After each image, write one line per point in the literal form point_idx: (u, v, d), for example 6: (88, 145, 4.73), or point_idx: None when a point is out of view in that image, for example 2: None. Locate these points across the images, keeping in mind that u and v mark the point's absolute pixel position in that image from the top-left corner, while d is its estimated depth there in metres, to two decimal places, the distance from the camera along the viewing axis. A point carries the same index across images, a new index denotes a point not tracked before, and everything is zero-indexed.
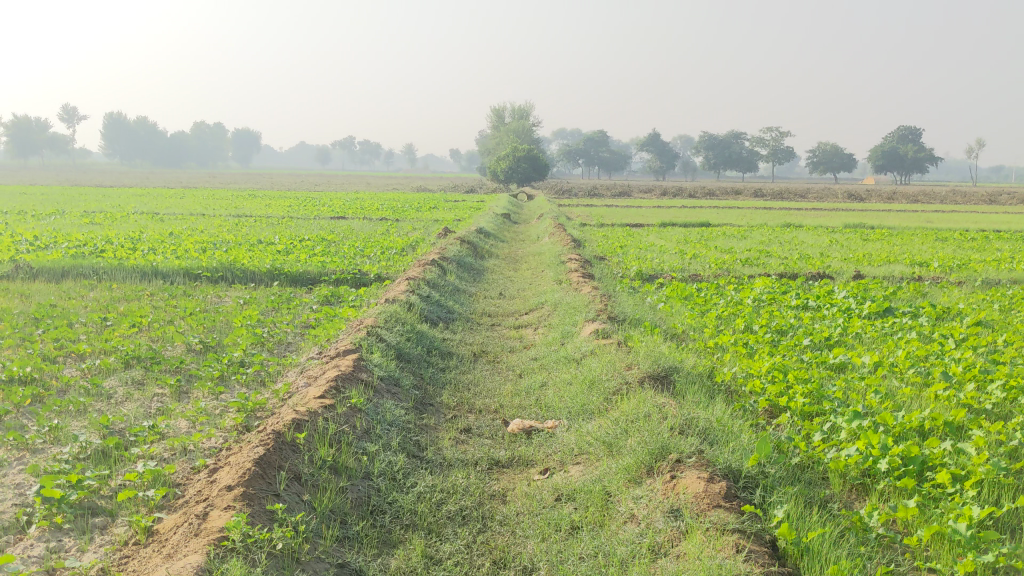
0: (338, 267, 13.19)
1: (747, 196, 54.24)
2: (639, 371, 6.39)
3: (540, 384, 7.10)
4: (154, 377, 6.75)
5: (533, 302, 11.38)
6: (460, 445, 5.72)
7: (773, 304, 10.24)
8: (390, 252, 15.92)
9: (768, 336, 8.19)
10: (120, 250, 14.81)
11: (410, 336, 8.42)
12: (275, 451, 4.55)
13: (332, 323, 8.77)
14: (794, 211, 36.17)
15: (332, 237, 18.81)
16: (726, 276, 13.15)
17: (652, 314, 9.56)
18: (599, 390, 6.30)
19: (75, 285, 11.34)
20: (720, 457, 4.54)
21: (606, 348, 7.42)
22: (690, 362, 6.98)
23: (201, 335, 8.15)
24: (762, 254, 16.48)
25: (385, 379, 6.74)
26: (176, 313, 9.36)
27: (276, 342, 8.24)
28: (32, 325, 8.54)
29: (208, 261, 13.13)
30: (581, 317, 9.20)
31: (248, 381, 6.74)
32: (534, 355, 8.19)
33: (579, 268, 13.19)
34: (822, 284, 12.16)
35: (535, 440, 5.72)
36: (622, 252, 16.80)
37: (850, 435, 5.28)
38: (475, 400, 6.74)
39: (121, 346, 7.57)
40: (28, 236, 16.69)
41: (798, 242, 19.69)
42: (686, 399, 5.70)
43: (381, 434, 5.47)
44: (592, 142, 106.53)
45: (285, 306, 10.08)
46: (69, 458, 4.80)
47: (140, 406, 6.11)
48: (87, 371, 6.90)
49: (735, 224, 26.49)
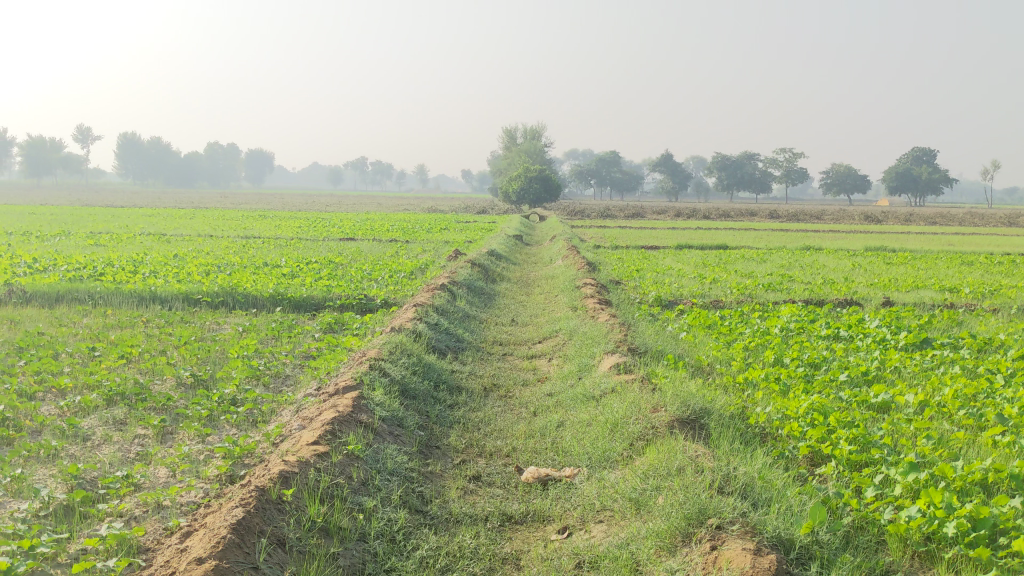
0: (344, 292, 12.66)
1: (762, 217, 53.61)
2: (667, 414, 5.82)
3: (557, 424, 6.52)
4: (137, 416, 6.20)
5: (546, 329, 10.84)
6: (468, 496, 5.15)
7: (803, 334, 9.64)
8: (399, 276, 15.38)
9: (801, 370, 7.59)
10: (121, 273, 14.33)
11: (416, 369, 7.85)
12: (256, 513, 3.99)
13: (334, 354, 8.22)
14: (812, 233, 35.50)
15: (340, 259, 18.31)
16: (749, 302, 12.55)
17: (675, 345, 8.97)
18: (623, 435, 5.72)
19: (68, 311, 10.85)
20: (765, 523, 3.97)
21: (628, 386, 6.84)
22: (720, 403, 6.40)
23: (193, 368, 7.61)
24: (784, 278, 15.91)
25: (387, 420, 6.17)
26: (170, 342, 8.82)
27: (273, 375, 7.69)
28: (14, 355, 8.00)
29: (209, 285, 12.60)
30: (600, 348, 8.63)
31: (238, 420, 6.18)
32: (549, 390, 7.62)
33: (595, 294, 12.62)
34: (851, 311, 11.54)
35: (552, 491, 5.14)
36: (638, 275, 16.25)
37: (906, 491, 4.70)
38: (486, 443, 6.17)
39: (105, 380, 7.03)
40: (27, 258, 16.24)
41: (820, 265, 19.09)
42: (723, 449, 5.12)
43: (380, 486, 4.92)
44: (604, 163, 106.17)
45: (286, 334, 9.53)
46: (26, 516, 4.25)
47: (119, 450, 5.56)
48: (66, 410, 6.35)
49: (753, 246, 25.84)
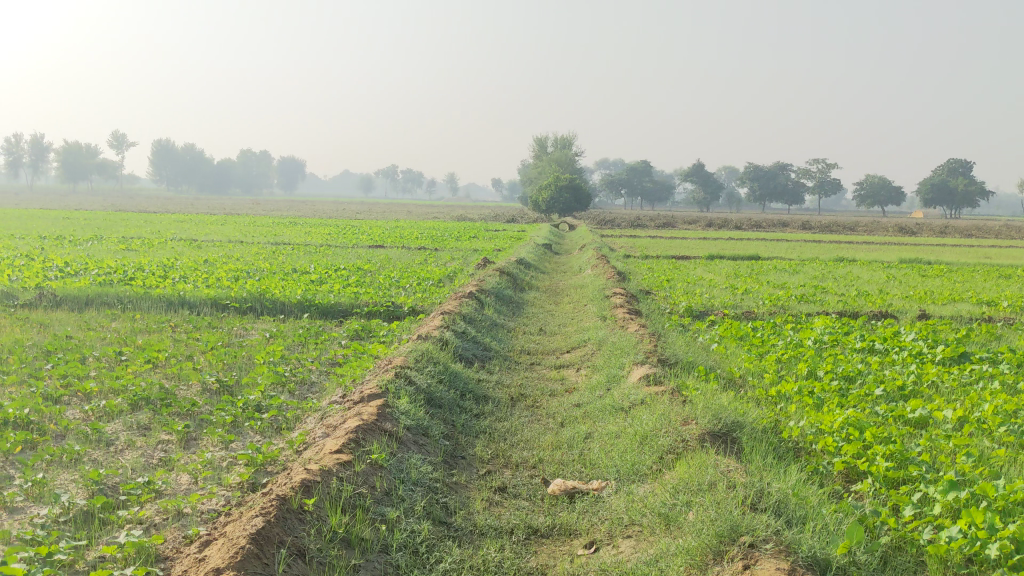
0: (372, 299, 12.61)
1: (794, 228, 53.23)
2: (698, 427, 5.69)
3: (584, 436, 6.40)
4: (162, 421, 6.16)
5: (575, 339, 10.71)
6: (493, 508, 5.04)
7: (837, 347, 9.45)
8: (427, 284, 15.32)
9: (835, 384, 7.41)
10: (150, 278, 14.39)
11: (442, 378, 7.76)
12: (276, 523, 3.92)
13: (360, 362, 8.15)
14: (845, 244, 35.07)
15: (368, 266, 18.31)
16: (782, 314, 12.36)
17: (706, 357, 8.82)
18: (653, 447, 5.59)
19: (97, 315, 10.88)
20: (800, 541, 3.83)
21: (658, 398, 6.70)
22: (752, 416, 6.25)
23: (218, 373, 7.57)
24: (818, 290, 15.68)
25: (412, 428, 6.09)
26: (197, 347, 8.80)
27: (299, 382, 7.63)
28: (42, 358, 8.01)
29: (238, 290, 12.59)
30: (629, 358, 8.49)
31: (262, 427, 6.12)
32: (577, 401, 7.50)
33: (624, 303, 12.48)
34: (885, 324, 11.32)
35: (579, 504, 5.01)
36: (669, 286, 16.08)
37: (945, 510, 4.53)
38: (512, 453, 6.06)
39: (130, 385, 7.00)
40: (59, 262, 16.36)
41: (854, 277, 18.81)
42: (756, 464, 4.98)
43: (403, 496, 4.84)
44: (635, 173, 105.84)
45: (313, 340, 9.49)
46: (45, 522, 4.20)
47: (141, 456, 5.51)
48: (91, 415, 6.32)
49: (786, 257, 25.54)
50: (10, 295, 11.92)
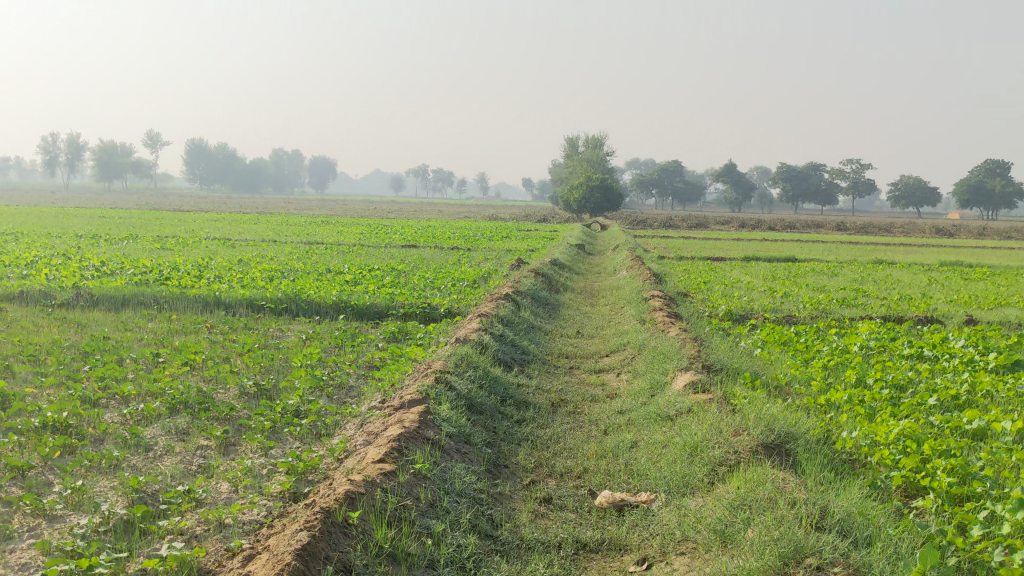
0: (408, 300, 12.50)
1: (829, 229, 52.62)
2: (749, 439, 5.52)
3: (630, 444, 6.23)
4: (200, 427, 6.08)
5: (614, 342, 10.53)
6: (540, 520, 4.89)
7: (884, 353, 9.20)
8: (462, 285, 15.21)
9: (887, 392, 7.17)
10: (186, 278, 14.37)
11: (482, 384, 7.62)
12: (321, 538, 3.80)
13: (398, 366, 8.03)
14: (882, 246, 34.54)
15: (402, 266, 18.21)
16: (824, 318, 12.09)
17: (750, 363, 8.61)
18: (703, 460, 5.43)
19: (134, 315, 10.85)
20: (870, 564, 3.68)
21: (706, 406, 6.51)
22: (804, 426, 6.04)
23: (256, 377, 7.48)
24: (859, 293, 15.38)
25: (454, 436, 5.96)
26: (234, 349, 8.72)
27: (337, 386, 7.52)
28: (80, 360, 7.96)
29: (273, 291, 12.52)
30: (672, 364, 8.30)
31: (301, 433, 6.00)
32: (620, 408, 7.32)
33: (663, 307, 12.27)
34: (932, 329, 11.03)
35: (629, 518, 4.84)
36: (707, 288, 15.85)
37: (1016, 530, 4.30)
38: (556, 462, 5.91)
39: (168, 388, 6.92)
40: (96, 261, 16.39)
41: (894, 280, 18.49)
42: (814, 482, 4.80)
43: (448, 508, 4.70)
44: (666, 172, 105.26)
45: (350, 343, 9.38)
46: (86, 532, 4.10)
47: (180, 462, 5.42)
48: (129, 419, 6.25)
49: (824, 259, 25.16)
50: (48, 295, 11.92)
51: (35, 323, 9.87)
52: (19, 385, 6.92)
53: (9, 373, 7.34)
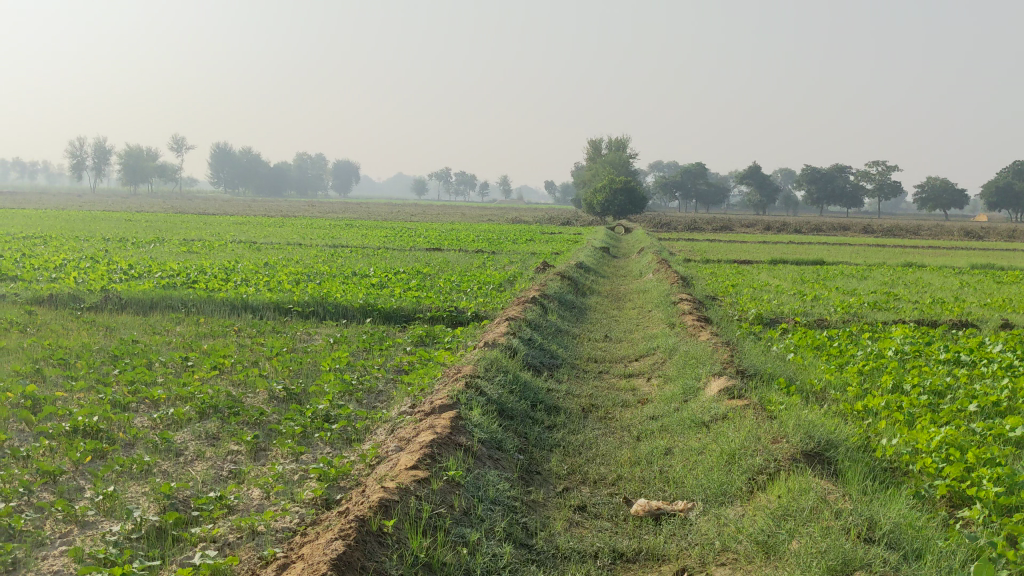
0: (434, 303, 12.44)
1: (856, 232, 52.17)
2: (788, 448, 5.41)
3: (664, 451, 6.12)
4: (230, 431, 6.03)
5: (643, 346, 10.43)
6: (575, 529, 4.80)
7: (920, 358, 9.02)
8: (488, 288, 15.15)
9: (925, 398, 7.02)
10: (214, 281, 14.39)
11: (512, 389, 7.53)
12: (357, 548, 3.73)
13: (427, 370, 7.97)
14: (911, 248, 34.19)
15: (428, 269, 18.17)
16: (857, 322, 11.93)
17: (784, 368, 8.47)
18: (740, 468, 5.32)
19: (162, 318, 10.86)
20: None
21: (741, 413, 6.40)
22: (843, 433, 5.91)
23: (286, 381, 7.44)
24: (891, 296, 15.18)
25: (486, 442, 5.88)
26: (262, 353, 8.69)
27: (366, 390, 7.47)
28: (109, 364, 7.95)
29: (300, 294, 12.51)
30: (705, 369, 8.18)
31: (332, 438, 5.94)
32: (652, 414, 7.22)
33: (693, 310, 12.14)
34: (968, 334, 10.84)
35: (666, 527, 4.74)
36: (735, 291, 15.71)
37: None
38: (590, 469, 5.81)
39: (197, 393, 6.88)
40: (124, 264, 16.46)
41: (925, 283, 18.25)
42: (857, 493, 4.68)
43: (482, 517, 4.62)
44: (690, 175, 104.83)
45: (378, 347, 9.34)
46: (118, 539, 4.05)
47: (211, 468, 5.37)
48: (159, 423, 6.22)
49: (852, 262, 24.91)
50: (77, 299, 11.97)
51: (64, 327, 9.89)
52: (49, 389, 6.91)
53: (39, 376, 7.33)
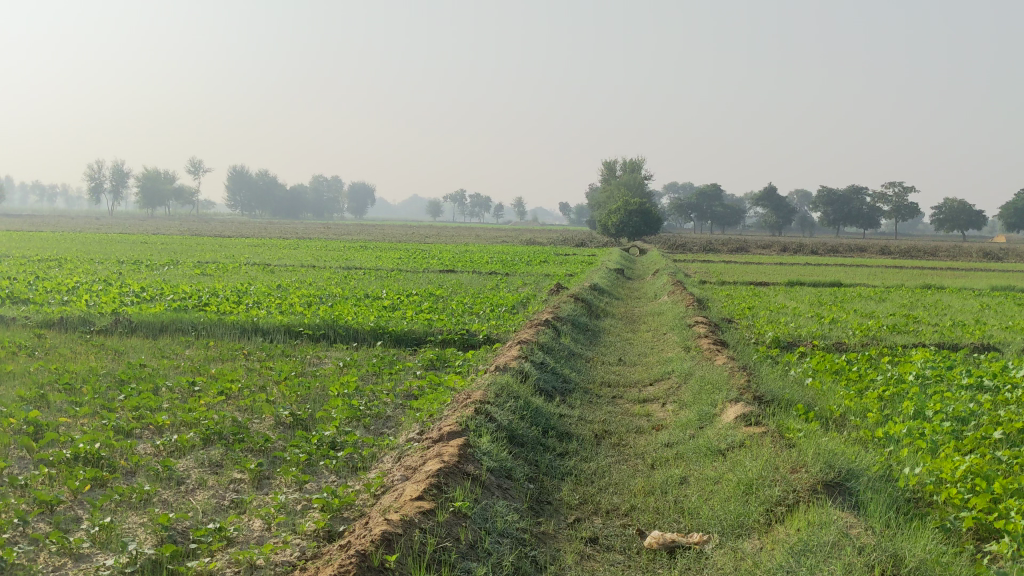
0: (446, 326, 12.31)
1: (873, 253, 51.83)
2: (807, 478, 5.23)
3: (679, 480, 5.95)
4: (234, 458, 5.90)
5: (658, 370, 10.25)
6: (586, 562, 4.63)
7: (942, 384, 8.79)
8: (502, 310, 15.02)
9: (949, 425, 6.80)
10: (225, 303, 14.31)
11: (523, 415, 7.36)
12: None
13: (436, 395, 7.82)
14: (929, 271, 33.87)
15: (440, 291, 18.06)
16: (876, 346, 11.72)
17: (802, 393, 8.26)
18: (757, 499, 5.14)
19: (172, 342, 10.76)
20: None
21: (759, 441, 6.21)
22: (864, 462, 5.71)
23: (293, 406, 7.31)
24: (910, 319, 14.95)
25: (495, 471, 5.72)
26: (271, 378, 8.56)
27: (375, 417, 7.32)
28: (115, 388, 7.83)
29: (311, 317, 12.39)
30: (721, 395, 7.99)
31: (337, 466, 5.80)
32: (667, 440, 7.04)
33: (708, 333, 11.97)
34: (990, 358, 10.60)
35: (681, 560, 4.55)
36: (751, 314, 15.51)
37: None
38: (602, 499, 5.64)
39: (202, 418, 6.75)
40: (136, 287, 16.42)
41: (945, 305, 18.00)
42: (879, 529, 4.49)
43: (490, 550, 4.46)
44: (705, 197, 104.64)
45: (388, 371, 9.20)
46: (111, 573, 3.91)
47: (212, 497, 5.23)
48: (163, 450, 6.10)
49: (870, 284, 24.66)
50: (88, 322, 11.91)
51: (73, 351, 9.81)
52: (52, 415, 6.80)
53: (44, 402, 7.22)
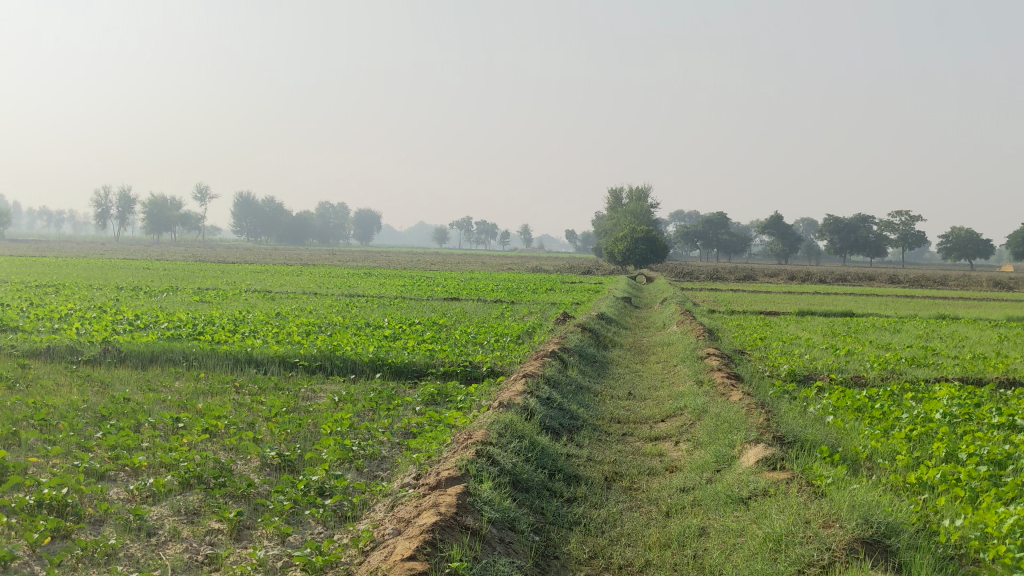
0: (448, 357, 11.83)
1: (883, 282, 51.21)
2: (842, 535, 4.76)
3: (697, 531, 5.45)
4: (212, 506, 5.41)
5: (669, 405, 9.73)
6: None
7: (971, 423, 8.26)
8: (506, 341, 14.56)
9: (986, 468, 6.30)
10: (220, 332, 13.82)
11: (528, 457, 6.87)
12: None
13: (435, 434, 7.33)
14: (940, 300, 33.34)
15: (444, 320, 17.59)
16: (896, 380, 11.20)
17: (824, 433, 7.74)
18: (787, 558, 4.66)
19: (161, 373, 10.28)
20: None
21: (784, 488, 5.72)
22: (900, 514, 5.22)
23: (281, 446, 6.82)
24: (929, 352, 14.40)
25: (498, 522, 5.25)
26: (261, 413, 8.07)
27: (368, 457, 6.84)
28: (93, 425, 7.35)
29: (308, 347, 11.93)
30: (739, 435, 7.48)
31: (324, 516, 5.33)
32: (682, 485, 6.53)
33: (721, 366, 11.45)
34: (1017, 395, 10.06)
35: None
36: (763, 345, 14.99)
37: None
38: (615, 552, 5.15)
39: (182, 459, 6.25)
40: (131, 314, 15.94)
41: (963, 337, 17.44)
42: None
43: None
44: (711, 225, 104.23)
45: (385, 406, 8.70)
46: None
47: (184, 552, 4.74)
48: (136, 495, 5.63)
49: (884, 314, 24.15)
50: (76, 351, 11.48)
51: (56, 382, 9.32)
52: (21, 455, 6.32)
53: (15, 440, 6.74)
